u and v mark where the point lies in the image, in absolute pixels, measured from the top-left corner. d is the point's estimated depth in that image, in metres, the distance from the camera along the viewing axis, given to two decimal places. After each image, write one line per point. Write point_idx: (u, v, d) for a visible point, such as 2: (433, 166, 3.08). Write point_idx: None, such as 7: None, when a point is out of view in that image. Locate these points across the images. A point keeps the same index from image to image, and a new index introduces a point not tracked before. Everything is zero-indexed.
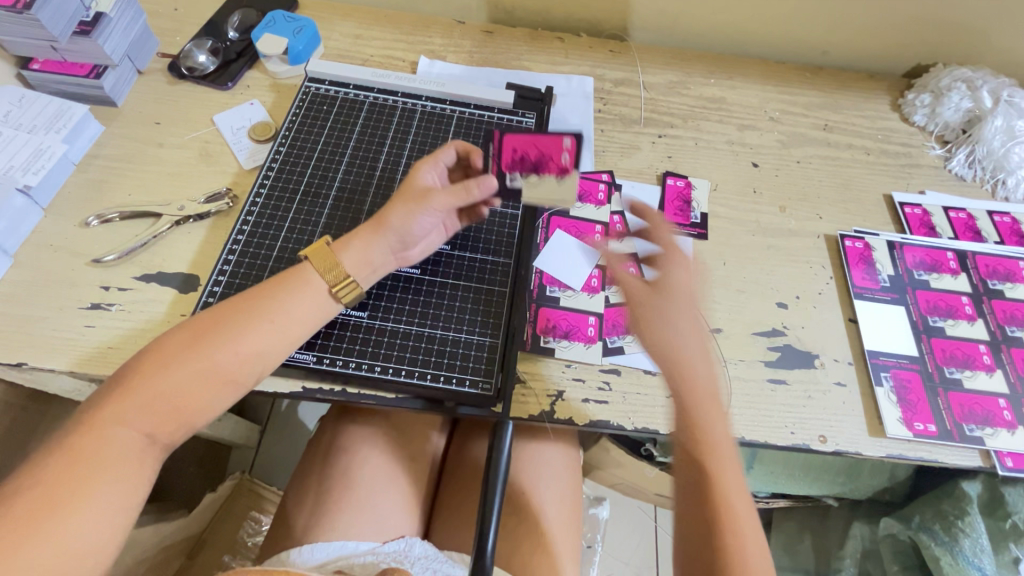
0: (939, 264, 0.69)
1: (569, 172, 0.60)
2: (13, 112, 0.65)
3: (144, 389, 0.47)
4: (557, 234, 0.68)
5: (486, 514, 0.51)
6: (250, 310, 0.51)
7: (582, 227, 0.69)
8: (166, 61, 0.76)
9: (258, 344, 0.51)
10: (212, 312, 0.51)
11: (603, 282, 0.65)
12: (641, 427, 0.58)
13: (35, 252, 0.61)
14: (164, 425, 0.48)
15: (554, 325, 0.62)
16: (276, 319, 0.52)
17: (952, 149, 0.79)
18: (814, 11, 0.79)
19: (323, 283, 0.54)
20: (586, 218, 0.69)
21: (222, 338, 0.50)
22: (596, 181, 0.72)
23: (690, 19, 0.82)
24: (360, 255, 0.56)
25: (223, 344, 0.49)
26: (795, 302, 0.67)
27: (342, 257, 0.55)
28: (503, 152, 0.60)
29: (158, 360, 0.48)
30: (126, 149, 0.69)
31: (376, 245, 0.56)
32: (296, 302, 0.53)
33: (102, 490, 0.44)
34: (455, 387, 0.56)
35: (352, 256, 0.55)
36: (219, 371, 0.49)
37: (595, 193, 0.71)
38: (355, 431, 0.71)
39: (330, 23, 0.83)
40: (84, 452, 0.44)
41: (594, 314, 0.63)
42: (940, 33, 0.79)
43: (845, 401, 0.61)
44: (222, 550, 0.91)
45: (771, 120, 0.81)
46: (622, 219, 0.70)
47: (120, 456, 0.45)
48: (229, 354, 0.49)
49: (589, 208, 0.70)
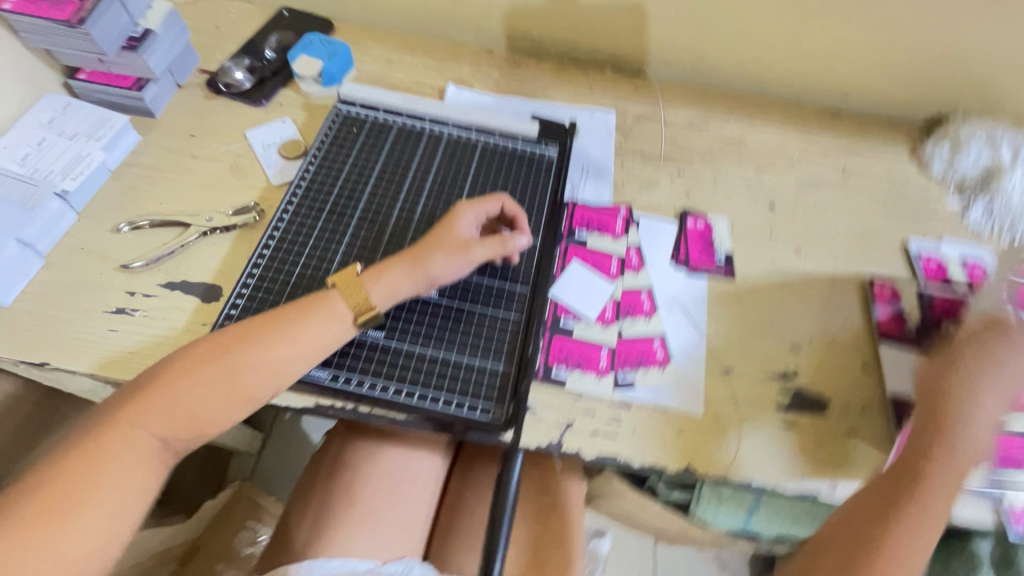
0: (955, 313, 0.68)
1: (706, 219, 0.75)
2: (58, 119, 0.68)
3: (166, 393, 0.48)
4: (575, 262, 0.69)
5: (491, 550, 0.52)
6: (275, 331, 0.53)
7: (599, 257, 0.69)
8: (205, 75, 0.79)
9: (279, 361, 0.52)
10: (239, 327, 0.53)
11: (616, 315, 0.66)
12: (648, 464, 0.58)
13: (66, 254, 0.63)
14: (180, 431, 0.49)
15: (568, 355, 0.62)
16: (297, 339, 0.53)
17: (969, 201, 0.80)
18: (836, 59, 0.81)
19: (346, 311, 0.56)
20: (603, 250, 0.70)
21: (247, 355, 0.51)
22: (614, 212, 0.73)
23: (714, 60, 0.84)
24: (389, 287, 0.58)
25: (247, 360, 0.51)
26: (808, 345, 0.67)
27: (370, 288, 0.57)
28: (693, 253, 0.72)
29: (180, 366, 0.49)
30: (161, 159, 0.71)
31: (408, 279, 0.58)
32: (318, 327, 0.54)
33: (113, 492, 0.45)
34: (466, 413, 0.56)
35: (380, 286, 0.57)
36: (238, 384, 0.50)
37: (613, 225, 0.72)
38: (362, 449, 0.71)
39: (363, 47, 0.86)
40: (100, 454, 0.45)
41: (608, 348, 0.63)
42: (960, 85, 0.80)
43: (856, 450, 0.61)
44: (217, 557, 0.91)
45: (790, 162, 0.82)
46: (638, 247, 0.71)
47: (133, 453, 0.46)
48: (251, 370, 0.51)
49: (606, 239, 0.71)
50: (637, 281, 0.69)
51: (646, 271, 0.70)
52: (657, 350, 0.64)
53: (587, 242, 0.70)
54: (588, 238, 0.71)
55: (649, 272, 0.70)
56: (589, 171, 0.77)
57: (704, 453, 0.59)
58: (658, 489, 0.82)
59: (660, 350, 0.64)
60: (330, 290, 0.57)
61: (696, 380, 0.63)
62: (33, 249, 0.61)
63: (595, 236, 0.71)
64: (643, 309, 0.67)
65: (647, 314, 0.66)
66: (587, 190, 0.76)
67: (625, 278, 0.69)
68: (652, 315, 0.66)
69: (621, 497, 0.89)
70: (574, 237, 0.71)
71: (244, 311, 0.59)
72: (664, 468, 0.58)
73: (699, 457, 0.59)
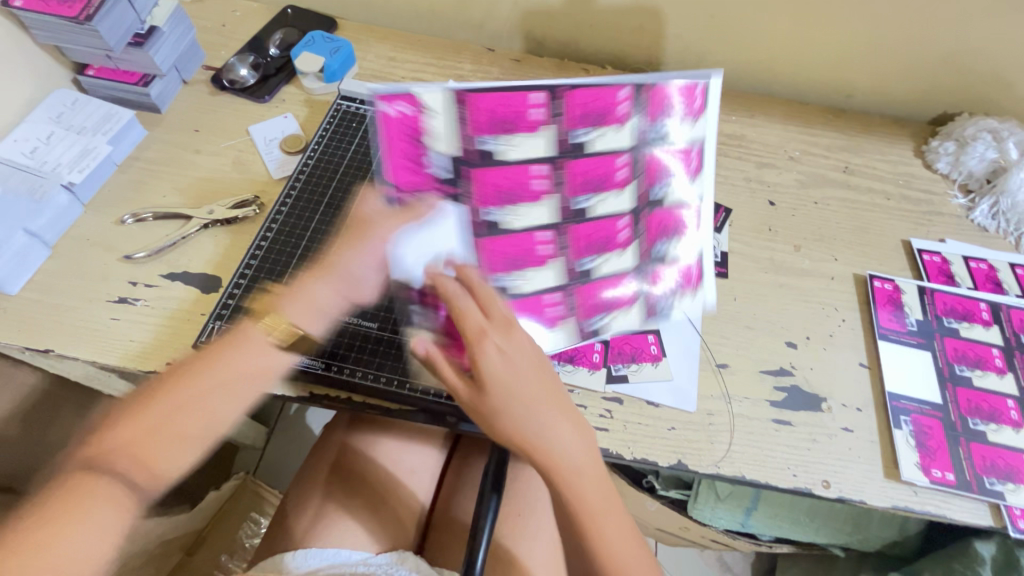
0: (683, 166, 0.59)
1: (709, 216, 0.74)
2: (66, 114, 0.69)
3: (116, 432, 0.43)
4: (488, 146, 0.55)
5: (476, 532, 0.53)
6: (212, 367, 0.48)
7: (413, 147, 0.55)
8: (210, 72, 0.80)
9: (234, 383, 0.48)
10: (180, 369, 0.48)
11: (495, 271, 0.58)
12: (640, 458, 0.58)
13: (72, 245, 0.65)
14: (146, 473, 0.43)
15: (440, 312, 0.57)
16: (235, 376, 0.48)
17: (975, 200, 0.79)
18: (839, 56, 0.80)
19: (266, 337, 0.50)
20: (522, 159, 0.56)
21: (190, 392, 0.46)
22: (552, 88, 0.54)
23: (716, 57, 0.84)
24: (307, 299, 0.52)
25: (189, 399, 0.46)
26: (805, 343, 0.66)
27: (288, 306, 0.52)
28: None
29: (138, 404, 0.45)
30: (165, 153, 0.73)
31: (323, 284, 0.53)
32: (243, 356, 0.49)
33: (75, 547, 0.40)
34: (457, 403, 0.58)
35: (299, 303, 0.52)
36: (193, 412, 0.46)
37: (527, 181, 0.56)
38: (360, 441, 0.72)
39: (366, 45, 0.87)
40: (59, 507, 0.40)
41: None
42: (967, 81, 0.79)
43: (851, 448, 0.60)
44: (221, 550, 0.93)
45: (791, 160, 0.81)
46: (626, 227, 0.59)
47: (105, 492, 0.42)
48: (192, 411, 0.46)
49: (529, 211, 0.57)
50: (583, 273, 0.59)
51: None
52: (651, 345, 0.64)
53: (495, 84, 0.54)
54: (511, 280, 0.58)
55: (599, 269, 0.59)
56: None
57: (697, 448, 0.59)
58: (657, 485, 0.85)
59: (654, 345, 0.64)
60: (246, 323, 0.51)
61: (689, 376, 0.63)
62: (39, 240, 0.63)
63: (519, 273, 0.58)
64: None
65: (552, 324, 0.60)
66: None
67: None
68: (563, 325, 0.60)
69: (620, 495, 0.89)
70: None
71: (241, 301, 0.61)
72: (657, 462, 0.58)
73: (692, 453, 0.59)
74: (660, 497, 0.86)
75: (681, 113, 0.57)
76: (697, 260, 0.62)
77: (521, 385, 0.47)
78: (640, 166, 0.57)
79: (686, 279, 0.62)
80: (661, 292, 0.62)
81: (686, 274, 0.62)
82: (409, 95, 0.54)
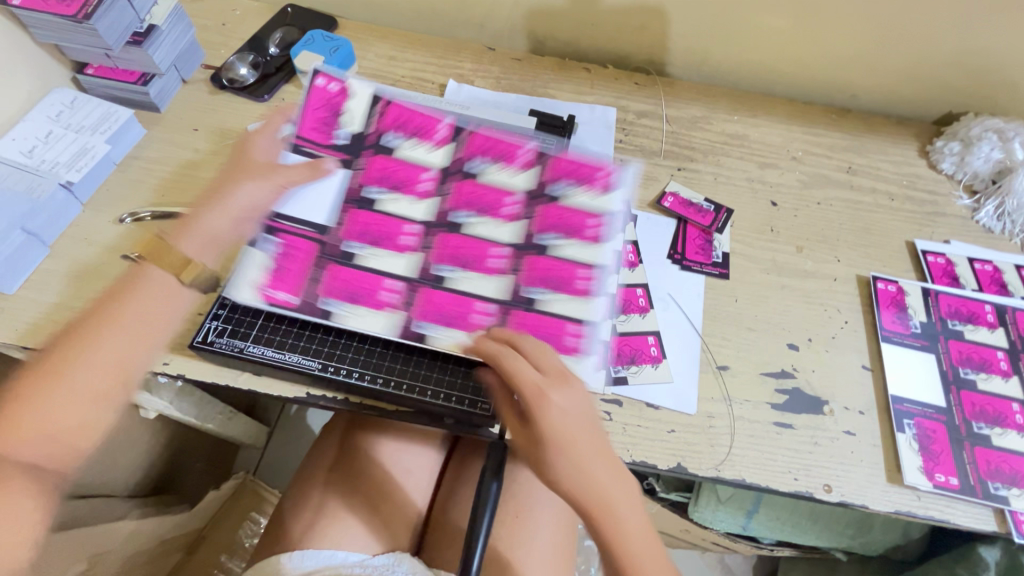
0: (573, 229, 0.61)
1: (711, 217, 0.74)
2: (65, 113, 0.69)
3: (17, 417, 0.46)
4: (390, 141, 0.64)
5: (472, 537, 0.54)
6: (91, 325, 0.50)
7: (328, 117, 0.64)
8: (209, 71, 0.80)
9: (127, 344, 0.50)
10: (61, 339, 0.49)
11: (348, 237, 0.60)
12: (640, 461, 0.58)
13: (70, 244, 0.65)
14: (51, 454, 0.47)
15: (287, 247, 0.58)
16: (128, 327, 0.50)
17: (980, 200, 0.78)
18: (843, 55, 0.79)
19: (165, 276, 0.53)
20: (416, 163, 0.63)
21: (80, 357, 0.48)
22: (459, 127, 0.65)
23: (719, 56, 0.83)
24: (202, 236, 0.56)
25: (82, 363, 0.48)
26: (807, 345, 0.66)
27: (183, 244, 0.55)
28: (690, 247, 0.71)
29: (29, 387, 0.47)
30: (165, 152, 0.73)
31: (212, 218, 0.56)
32: (141, 302, 0.51)
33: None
34: (454, 405, 0.57)
35: (194, 240, 0.55)
36: (85, 387, 0.48)
37: (416, 182, 0.62)
38: (357, 441, 0.71)
39: (366, 44, 0.87)
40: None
41: (331, 263, 0.58)
42: (973, 81, 0.78)
43: (853, 451, 0.60)
44: (220, 549, 0.92)
45: (794, 160, 0.81)
46: (504, 257, 0.60)
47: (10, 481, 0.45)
48: (89, 371, 0.48)
49: (402, 202, 0.62)
50: (435, 276, 0.59)
51: (642, 268, 0.69)
52: (651, 346, 0.63)
53: (417, 105, 0.66)
54: (360, 254, 0.59)
55: (456, 281, 0.59)
56: None
57: (697, 451, 0.58)
58: (658, 487, 0.83)
59: (654, 347, 0.63)
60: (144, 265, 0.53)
61: (690, 378, 0.62)
62: (38, 239, 0.63)
63: (371, 252, 0.59)
64: (639, 305, 0.66)
65: (377, 308, 0.58)
66: None
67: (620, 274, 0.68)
68: (387, 314, 0.57)
69: None
70: None
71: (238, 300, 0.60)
72: (657, 465, 0.58)
73: (692, 455, 0.58)
74: (660, 499, 0.85)
75: (588, 189, 0.62)
76: (575, 338, 0.58)
77: (579, 438, 0.47)
78: (532, 208, 0.62)
79: (557, 336, 0.57)
80: (520, 337, 0.57)
81: (555, 330, 0.57)
82: (344, 80, 0.65)
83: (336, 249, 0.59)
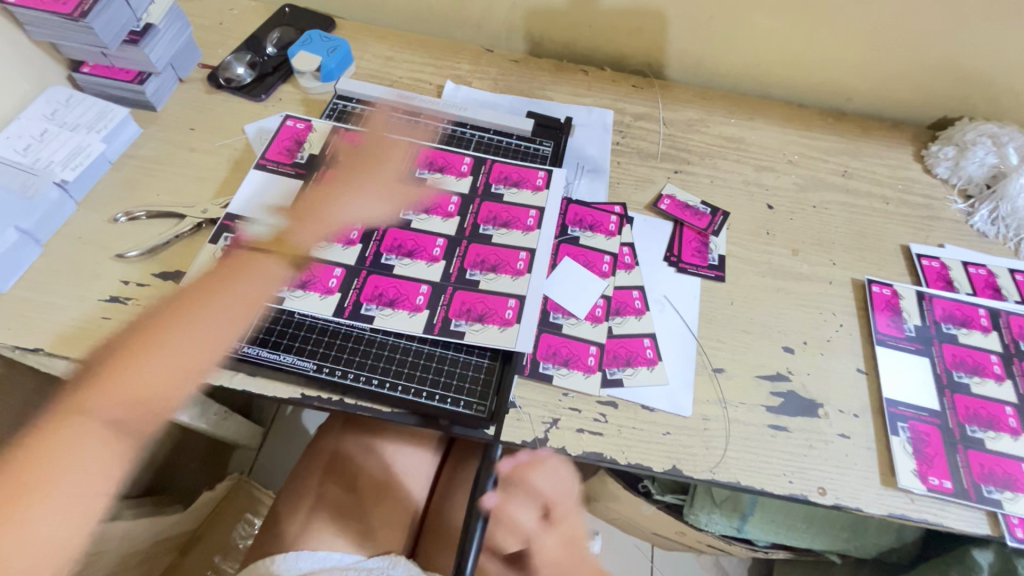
0: (513, 221, 0.67)
1: (709, 221, 0.74)
2: (60, 111, 0.69)
3: (119, 377, 0.57)
4: (345, 159, 0.70)
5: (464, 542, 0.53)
6: (198, 304, 0.60)
7: (295, 145, 0.71)
8: (206, 71, 0.80)
9: (224, 325, 0.59)
10: (171, 311, 0.60)
11: (298, 231, 0.64)
12: (635, 463, 0.58)
13: (64, 243, 0.64)
14: (134, 409, 0.57)
15: (241, 244, 0.63)
16: (225, 311, 0.59)
17: (975, 205, 0.78)
18: (839, 59, 0.79)
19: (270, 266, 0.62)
20: (439, 188, 0.69)
21: (183, 331, 0.59)
22: (409, 144, 0.72)
23: (715, 59, 0.84)
24: (320, 224, 0.65)
25: (184, 336, 0.58)
26: (802, 348, 0.66)
27: (304, 232, 0.64)
28: (686, 249, 0.71)
29: (128, 354, 0.58)
30: (160, 151, 0.72)
31: (340, 211, 0.66)
32: (244, 289, 0.60)
33: (78, 475, 0.54)
34: (449, 406, 0.57)
35: (312, 229, 0.65)
36: (183, 359, 0.58)
37: (367, 188, 0.68)
38: (353, 444, 0.71)
39: (364, 44, 0.87)
40: (52, 444, 0.54)
41: (281, 255, 0.63)
42: (968, 85, 0.78)
43: (847, 455, 0.60)
44: (213, 551, 0.92)
45: (790, 163, 0.81)
46: (442, 246, 0.65)
47: (86, 440, 0.55)
48: (189, 345, 0.58)
49: (354, 204, 0.67)
50: (380, 264, 0.63)
51: (638, 270, 0.69)
52: (646, 349, 0.63)
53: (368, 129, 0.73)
54: (312, 247, 0.63)
55: (397, 267, 0.63)
56: (584, 168, 0.77)
57: (692, 453, 0.58)
58: (653, 490, 0.84)
59: (650, 349, 0.63)
60: (255, 252, 0.63)
61: (686, 381, 0.62)
62: (32, 238, 0.62)
63: (321, 244, 0.64)
64: (634, 308, 0.66)
65: (324, 292, 0.61)
66: (582, 188, 0.75)
67: (617, 276, 0.68)
68: (327, 296, 0.60)
69: (616, 499, 0.89)
70: (566, 234, 0.70)
71: (235, 301, 0.61)
72: (652, 468, 0.58)
73: (686, 457, 0.58)
74: (655, 501, 0.85)
75: (526, 188, 0.69)
76: (514, 311, 0.61)
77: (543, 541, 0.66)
78: (470, 204, 0.68)
79: (495, 312, 0.61)
80: (459, 314, 0.60)
81: (494, 307, 0.61)
82: (309, 120, 0.72)
83: (286, 240, 0.64)
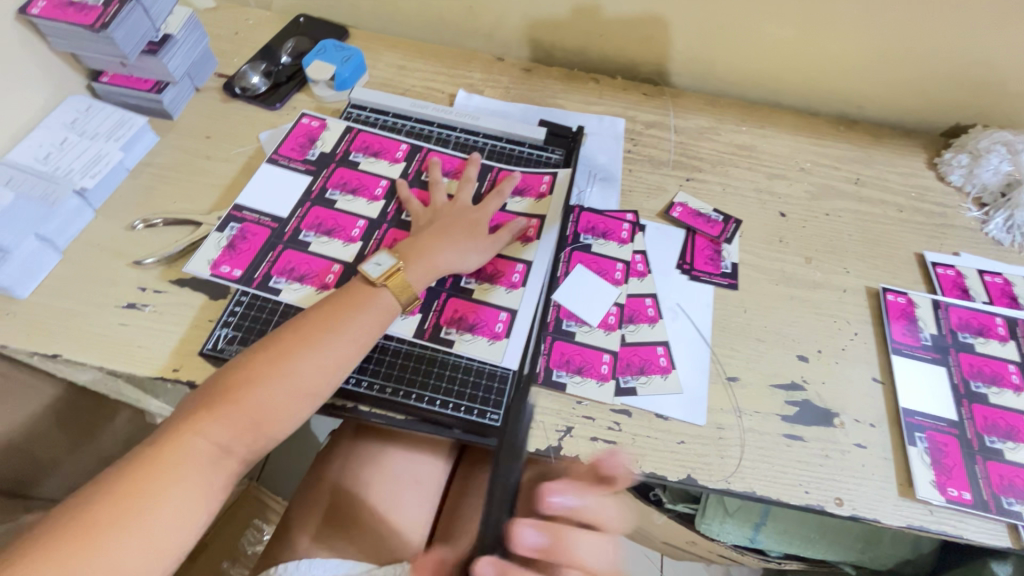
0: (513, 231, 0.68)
1: (721, 232, 0.74)
2: (80, 120, 0.70)
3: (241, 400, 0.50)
4: (355, 158, 0.71)
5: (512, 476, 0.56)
6: (347, 324, 0.55)
7: (306, 142, 0.71)
8: (222, 80, 0.81)
9: (345, 348, 0.54)
10: (297, 330, 0.54)
11: (303, 226, 0.65)
12: (649, 473, 0.57)
13: (82, 249, 0.65)
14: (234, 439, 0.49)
15: (245, 233, 0.64)
16: (353, 334, 0.55)
17: (989, 213, 0.78)
18: (849, 67, 0.80)
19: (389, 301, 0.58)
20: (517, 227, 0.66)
21: (306, 354, 0.52)
22: (418, 148, 0.73)
23: (726, 67, 0.84)
24: (426, 266, 0.61)
25: (308, 360, 0.52)
26: (816, 356, 0.65)
27: (411, 270, 0.60)
28: (698, 257, 0.71)
29: (249, 374, 0.51)
30: (177, 160, 0.73)
31: (440, 255, 0.62)
32: (361, 318, 0.56)
33: (170, 510, 0.45)
34: (464, 415, 0.57)
35: (420, 268, 0.60)
36: (295, 386, 0.52)
37: (373, 188, 0.69)
38: (363, 452, 0.71)
39: (376, 53, 0.88)
40: (172, 465, 0.46)
41: (283, 247, 0.64)
42: (981, 93, 0.78)
43: (865, 465, 0.59)
44: (222, 556, 0.93)
45: (802, 171, 0.81)
46: None
47: (190, 465, 0.47)
48: (311, 369, 0.52)
49: (359, 202, 0.68)
50: None
51: (651, 277, 0.69)
52: (660, 357, 0.63)
53: (379, 131, 0.74)
54: (313, 242, 0.64)
55: None
56: (596, 176, 0.77)
57: (707, 463, 0.58)
58: (664, 499, 0.84)
59: (664, 357, 0.63)
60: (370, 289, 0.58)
61: (699, 391, 0.62)
62: (51, 245, 0.63)
63: (322, 239, 0.65)
64: (647, 316, 0.66)
65: (320, 287, 0.62)
66: (594, 197, 0.75)
67: (629, 284, 0.68)
68: (324, 292, 0.61)
69: None
70: (579, 242, 0.70)
71: (250, 307, 0.61)
72: (666, 478, 0.57)
73: (700, 466, 0.58)
74: (666, 510, 0.85)
75: (528, 198, 0.71)
76: (505, 325, 0.62)
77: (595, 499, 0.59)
78: None
79: (486, 323, 0.62)
80: (450, 322, 0.61)
81: (486, 319, 0.62)
82: (324, 118, 0.74)
83: (290, 233, 0.65)
